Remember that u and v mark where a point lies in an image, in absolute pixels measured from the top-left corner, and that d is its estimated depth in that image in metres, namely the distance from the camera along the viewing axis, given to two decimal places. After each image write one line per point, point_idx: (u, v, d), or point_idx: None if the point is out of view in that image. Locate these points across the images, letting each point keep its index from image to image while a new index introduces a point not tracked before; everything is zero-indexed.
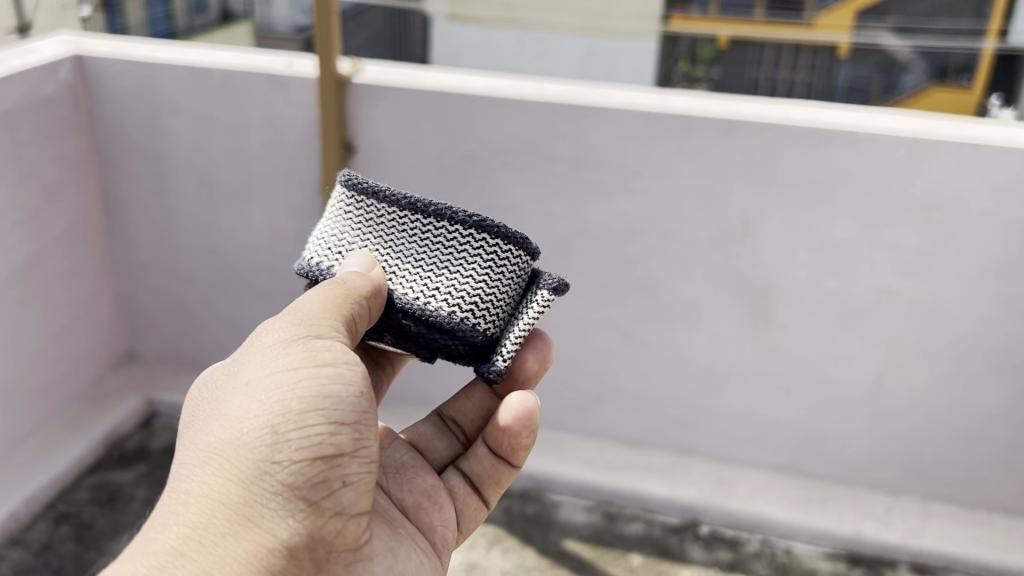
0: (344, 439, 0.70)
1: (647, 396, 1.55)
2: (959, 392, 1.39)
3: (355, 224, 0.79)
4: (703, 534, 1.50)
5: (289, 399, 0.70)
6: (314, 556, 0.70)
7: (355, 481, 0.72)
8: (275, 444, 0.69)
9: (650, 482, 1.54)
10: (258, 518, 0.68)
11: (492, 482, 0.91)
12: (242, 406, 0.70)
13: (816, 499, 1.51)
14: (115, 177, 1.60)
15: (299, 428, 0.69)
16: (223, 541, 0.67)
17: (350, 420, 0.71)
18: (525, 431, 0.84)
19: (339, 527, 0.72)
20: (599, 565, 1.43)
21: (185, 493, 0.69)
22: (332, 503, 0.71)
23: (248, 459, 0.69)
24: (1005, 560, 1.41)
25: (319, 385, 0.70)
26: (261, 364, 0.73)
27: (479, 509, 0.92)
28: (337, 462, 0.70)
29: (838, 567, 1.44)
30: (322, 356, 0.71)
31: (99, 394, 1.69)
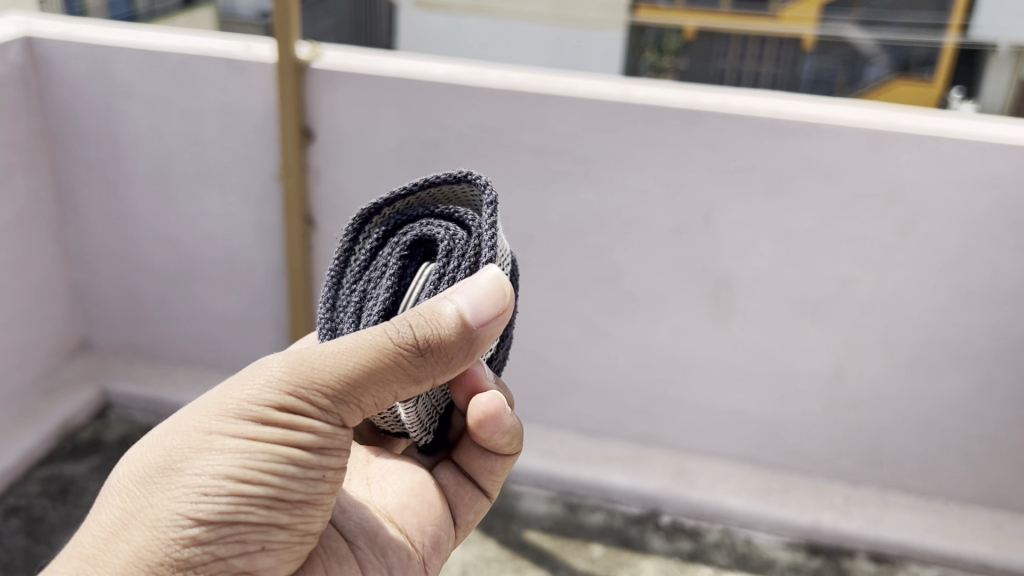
0: (279, 514, 0.64)
1: (610, 386, 1.55)
2: (919, 382, 1.40)
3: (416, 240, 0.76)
4: (664, 524, 1.50)
5: (233, 463, 0.63)
6: None
7: (279, 552, 0.66)
8: (202, 505, 0.62)
9: (612, 471, 1.54)
10: (162, 574, 0.62)
11: (485, 473, 0.84)
12: (186, 453, 0.63)
13: (776, 489, 1.52)
14: (68, 162, 1.57)
15: (231, 494, 0.62)
16: None
17: (291, 495, 0.65)
18: (501, 431, 0.78)
19: None
20: (560, 555, 1.42)
21: (102, 528, 0.63)
22: (247, 570, 0.64)
23: (170, 510, 0.62)
24: (960, 550, 1.42)
25: (272, 456, 0.64)
26: (223, 406, 0.65)
27: (477, 499, 0.85)
28: (262, 533, 0.64)
29: (798, 557, 1.45)
30: (290, 419, 0.64)
31: (52, 385, 1.66)
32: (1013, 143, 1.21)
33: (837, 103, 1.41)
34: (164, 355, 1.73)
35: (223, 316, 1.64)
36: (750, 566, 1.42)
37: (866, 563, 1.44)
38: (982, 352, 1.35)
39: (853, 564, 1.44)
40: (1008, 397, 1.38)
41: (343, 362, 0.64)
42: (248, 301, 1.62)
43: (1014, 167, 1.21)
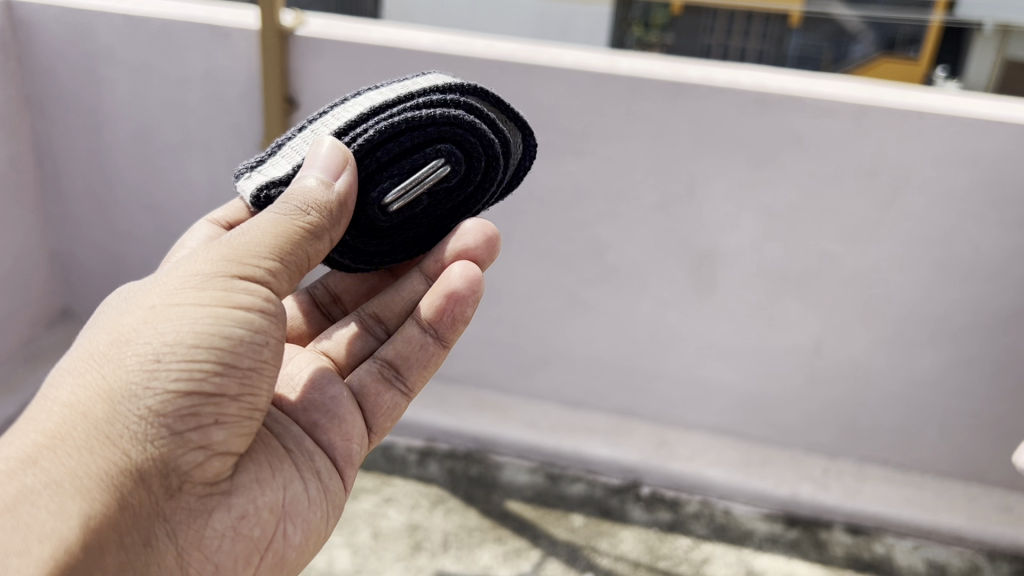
0: (227, 382, 0.70)
1: (592, 359, 1.56)
2: (896, 356, 1.42)
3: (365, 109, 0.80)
4: (644, 495, 1.51)
5: (185, 333, 0.69)
6: (164, 485, 0.68)
7: (230, 421, 0.70)
8: (154, 372, 0.68)
9: (593, 443, 1.55)
10: (116, 438, 0.66)
11: (419, 365, 0.87)
12: (136, 327, 0.70)
13: (755, 461, 1.54)
14: (49, 129, 1.55)
15: (182, 360, 0.68)
16: (78, 454, 0.65)
17: (239, 365, 0.71)
18: (470, 297, 0.84)
19: (197, 461, 0.69)
20: (540, 525, 1.43)
21: (52, 401, 0.68)
22: (199, 437, 0.69)
23: (125, 376, 0.67)
24: (935, 522, 1.44)
25: (222, 325, 0.70)
26: (169, 291, 0.72)
27: (397, 404, 0.87)
28: (214, 399, 0.69)
29: (775, 528, 1.46)
30: (235, 299, 0.71)
31: (34, 353, 1.65)
32: (1000, 120, 1.20)
33: (822, 77, 1.41)
34: None
35: None
36: (728, 536, 1.44)
37: (843, 534, 1.46)
38: (959, 327, 1.37)
39: (830, 535, 1.45)
40: (986, 371, 1.40)
41: (262, 249, 0.73)
42: None
43: (995, 142, 1.22)
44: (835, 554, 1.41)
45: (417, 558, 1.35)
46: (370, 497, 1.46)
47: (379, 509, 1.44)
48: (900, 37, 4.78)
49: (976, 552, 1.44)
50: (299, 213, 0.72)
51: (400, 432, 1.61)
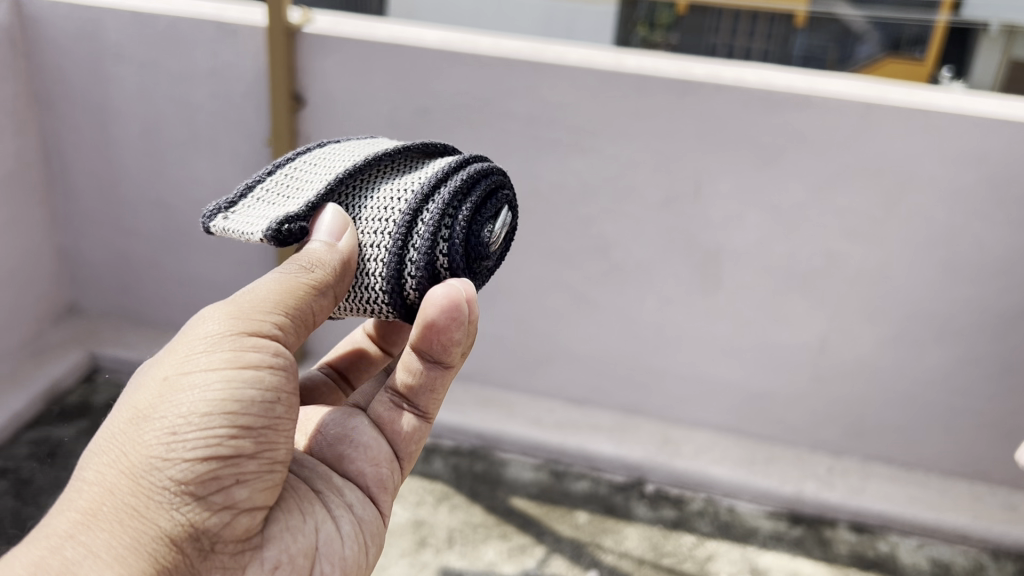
0: (246, 442, 0.57)
1: (596, 356, 1.56)
2: (902, 354, 1.42)
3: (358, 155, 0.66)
4: (648, 492, 1.51)
5: (198, 394, 0.57)
6: (195, 550, 0.57)
7: (253, 477, 0.58)
8: (170, 441, 0.56)
9: (598, 440, 1.55)
10: (145, 506, 0.55)
11: (405, 439, 0.75)
12: (150, 401, 0.57)
13: (760, 459, 1.54)
14: (57, 126, 1.56)
15: (200, 426, 0.56)
16: (114, 525, 0.55)
17: (257, 424, 0.58)
18: (443, 350, 0.67)
19: (226, 522, 0.57)
20: (545, 521, 1.44)
21: (71, 487, 0.57)
22: (224, 498, 0.57)
23: (140, 447, 0.56)
24: (940, 521, 1.44)
25: (235, 388, 0.57)
26: (176, 362, 0.59)
27: (399, 457, 0.75)
28: (234, 460, 0.57)
29: (779, 526, 1.46)
30: (247, 356, 0.59)
31: (41, 348, 1.65)
32: (1008, 120, 1.20)
33: (829, 76, 1.41)
34: (152, 319, 1.73)
35: (212, 281, 1.64)
36: (732, 534, 1.44)
37: (847, 532, 1.46)
38: (965, 326, 1.37)
39: (834, 533, 1.45)
40: (990, 370, 1.40)
41: (266, 304, 0.61)
42: (237, 265, 1.62)
43: (1001, 141, 1.22)
44: (839, 552, 1.41)
45: (421, 554, 1.35)
46: None
47: None
48: (905, 37, 4.77)
49: (980, 551, 1.44)
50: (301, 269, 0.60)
51: None
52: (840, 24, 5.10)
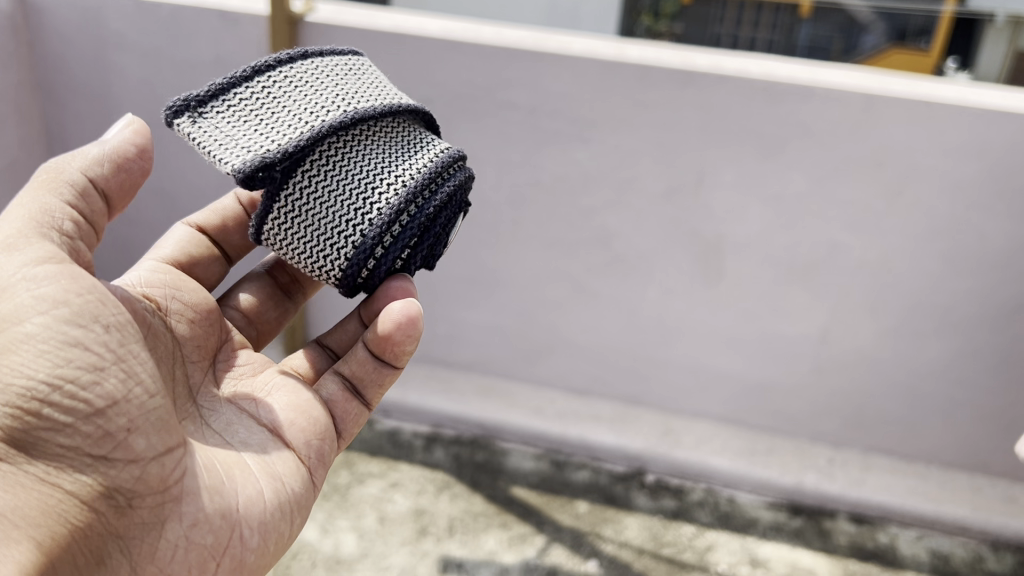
0: (113, 385, 0.69)
1: (598, 346, 1.56)
2: (902, 346, 1.42)
3: (330, 98, 0.80)
4: (648, 483, 1.52)
5: (39, 355, 0.68)
6: (111, 503, 0.71)
7: (142, 424, 0.71)
8: (39, 409, 0.68)
9: (599, 431, 1.56)
10: (45, 476, 0.69)
11: (375, 384, 0.90)
12: (6, 355, 0.68)
13: (760, 450, 1.54)
14: (60, 114, 1.56)
15: (63, 390, 0.68)
16: (14, 500, 0.68)
17: (106, 364, 0.70)
18: (408, 339, 0.82)
19: (135, 474, 0.71)
20: (546, 511, 1.44)
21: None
22: (123, 452, 0.70)
23: (10, 425, 0.68)
24: (939, 512, 1.44)
25: (62, 331, 0.69)
26: (2, 322, 0.69)
27: (360, 412, 0.91)
28: (109, 412, 0.69)
29: (779, 516, 1.46)
30: (60, 293, 0.70)
31: None
32: (1008, 111, 1.20)
33: (830, 67, 1.41)
34: None
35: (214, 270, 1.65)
36: (732, 524, 1.44)
37: (846, 523, 1.46)
38: (966, 318, 1.37)
39: (834, 524, 1.46)
40: (991, 363, 1.40)
41: (48, 216, 0.75)
42: None
43: (1003, 133, 1.22)
44: (838, 543, 1.42)
45: (422, 543, 1.36)
46: (376, 482, 1.47)
47: (385, 493, 1.45)
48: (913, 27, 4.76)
49: (980, 542, 1.44)
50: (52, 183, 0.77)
51: (407, 419, 1.61)
52: (846, 14, 5.10)
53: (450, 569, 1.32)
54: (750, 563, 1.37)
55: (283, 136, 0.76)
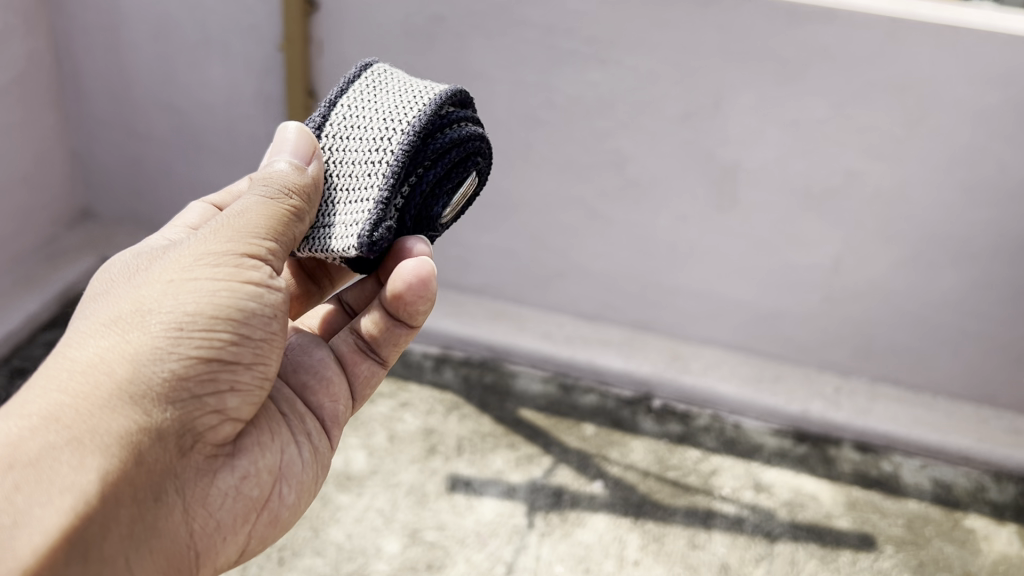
0: (242, 352, 0.69)
1: (609, 271, 1.56)
2: (915, 277, 1.41)
3: (381, 118, 0.78)
4: (655, 408, 1.53)
5: (204, 304, 0.68)
6: (179, 444, 0.66)
7: (245, 387, 0.70)
8: (175, 344, 0.66)
9: (608, 355, 1.56)
10: (139, 400, 0.64)
11: (389, 344, 0.84)
12: (156, 298, 0.68)
13: (768, 377, 1.55)
14: (67, 27, 1.54)
15: (203, 332, 0.67)
16: (99, 411, 0.63)
17: (252, 335, 0.70)
18: (420, 300, 0.78)
19: (213, 424, 0.68)
20: (553, 433, 1.46)
21: (72, 361, 0.66)
22: (216, 402, 0.68)
23: (147, 343, 0.66)
24: (944, 443, 1.45)
25: (237, 299, 0.69)
26: (181, 268, 0.70)
27: (374, 374, 0.86)
28: (228, 365, 0.68)
29: (785, 443, 1.47)
30: (247, 274, 0.70)
31: (55, 251, 1.67)
32: None
33: None
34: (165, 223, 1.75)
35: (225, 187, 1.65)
36: (737, 450, 1.45)
37: (851, 451, 1.47)
38: (983, 251, 1.36)
39: (839, 452, 1.47)
40: (1005, 296, 1.39)
41: (264, 224, 0.73)
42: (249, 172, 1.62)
43: None
44: (843, 471, 1.43)
45: (430, 462, 1.38)
46: (386, 402, 1.48)
47: (394, 413, 1.46)
48: None
49: (983, 473, 1.46)
50: (282, 197, 0.74)
51: (416, 340, 1.62)
52: None
53: (458, 487, 1.34)
54: (754, 488, 1.38)
55: (372, 188, 0.75)
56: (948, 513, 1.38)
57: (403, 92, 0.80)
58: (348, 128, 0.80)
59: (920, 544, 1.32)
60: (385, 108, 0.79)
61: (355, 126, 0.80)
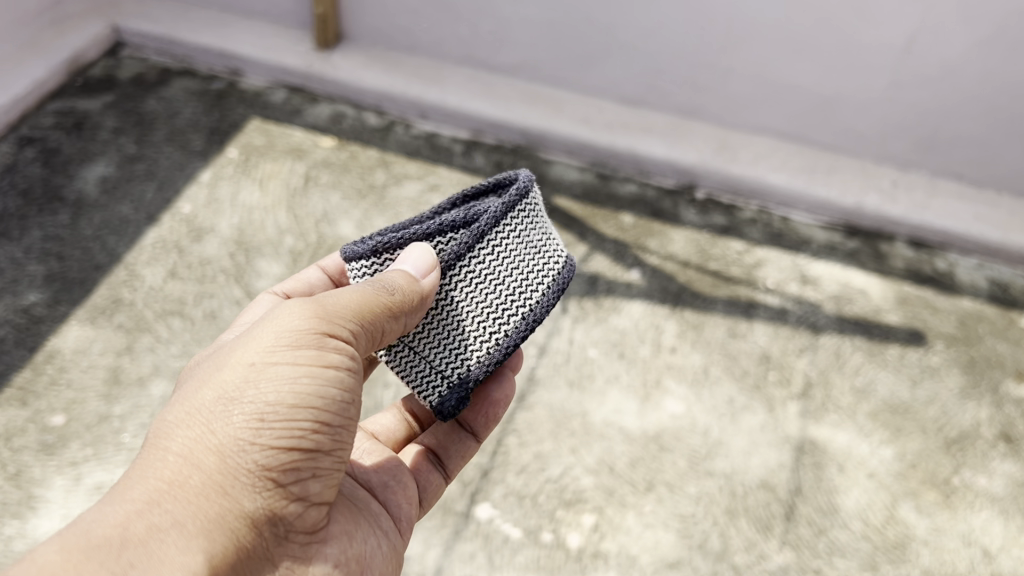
0: (326, 437, 0.60)
1: (655, 51, 1.44)
2: (996, 59, 1.28)
3: (509, 287, 0.73)
4: (698, 200, 1.44)
5: (284, 391, 0.58)
6: (269, 538, 0.58)
7: (329, 472, 0.61)
8: (259, 437, 0.57)
9: (650, 143, 1.47)
10: (229, 493, 0.56)
11: (458, 456, 0.84)
12: (236, 386, 0.58)
13: (820, 170, 1.45)
14: None
15: (290, 420, 0.57)
16: (189, 506, 0.55)
17: (336, 421, 0.60)
18: (504, 401, 0.83)
19: (301, 511, 0.60)
20: (589, 221, 1.38)
21: (159, 453, 0.57)
22: (303, 489, 0.59)
23: (231, 432, 0.57)
24: (1005, 240, 1.37)
25: (322, 386, 0.59)
26: (258, 348, 0.60)
27: (440, 488, 0.83)
28: (317, 454, 0.59)
29: (834, 238, 1.40)
30: (330, 357, 0.60)
31: (60, 16, 1.58)
32: None
33: None
34: None
35: None
36: (783, 243, 1.38)
37: (904, 248, 1.40)
38: None
39: (891, 248, 1.39)
40: None
41: (348, 308, 0.62)
42: None
43: None
44: (894, 267, 1.36)
45: None
46: (414, 184, 1.39)
47: (423, 195, 1.37)
48: None
49: None
50: None
51: (444, 123, 1.52)
52: None
53: None
54: (800, 282, 1.31)
55: (472, 354, 0.73)
56: (1004, 312, 1.31)
57: (542, 259, 0.76)
58: (480, 271, 0.73)
59: (972, 342, 1.26)
60: (521, 272, 0.74)
61: (478, 283, 0.73)
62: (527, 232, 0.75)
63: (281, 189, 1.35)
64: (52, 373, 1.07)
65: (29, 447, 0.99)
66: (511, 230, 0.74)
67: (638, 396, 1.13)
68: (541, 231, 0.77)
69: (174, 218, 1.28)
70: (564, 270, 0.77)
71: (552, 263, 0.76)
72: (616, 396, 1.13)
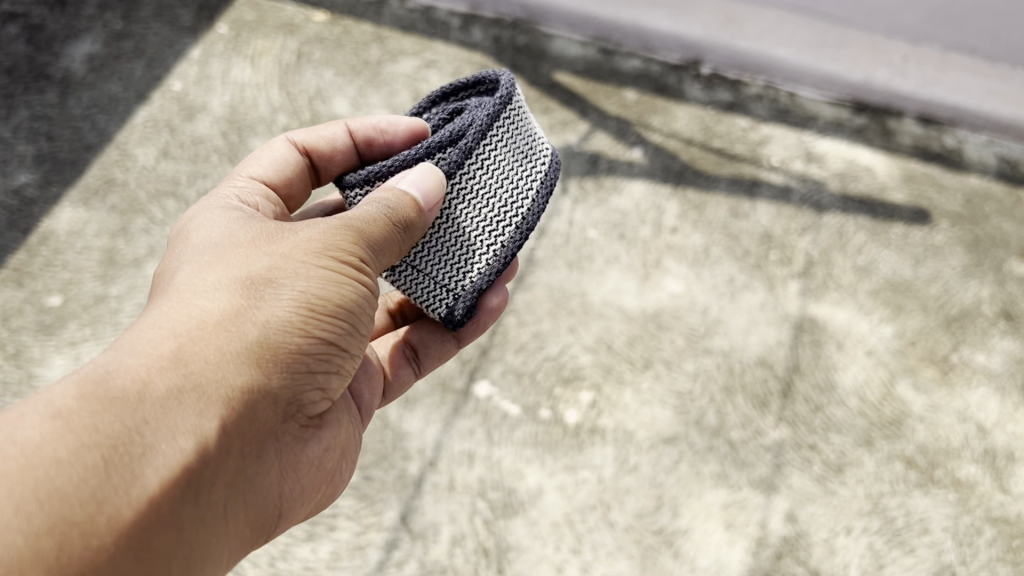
0: (347, 333, 0.63)
1: None
2: None
3: (504, 195, 0.76)
4: (704, 75, 1.40)
5: (325, 284, 0.61)
6: (284, 413, 0.60)
7: (341, 365, 0.64)
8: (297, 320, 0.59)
9: (655, 16, 1.42)
10: (265, 364, 0.57)
11: (434, 355, 0.85)
12: (279, 272, 0.60)
13: (829, 44, 1.40)
14: None
15: (325, 310, 0.60)
16: (227, 366, 0.56)
17: (355, 323, 0.64)
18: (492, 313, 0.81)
19: (313, 395, 0.62)
20: (591, 99, 1.34)
21: (194, 312, 0.58)
22: (319, 377, 0.62)
23: (272, 310, 0.59)
24: (1017, 117, 1.34)
25: (356, 290, 0.62)
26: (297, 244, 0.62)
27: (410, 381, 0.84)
28: (337, 347, 0.62)
29: (842, 114, 1.37)
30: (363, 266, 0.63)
31: None
32: None
33: None
34: None
35: None
36: (790, 120, 1.34)
37: (912, 124, 1.37)
38: None
39: (899, 125, 1.36)
40: None
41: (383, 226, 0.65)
42: None
43: None
44: (902, 144, 1.33)
45: None
46: (411, 60, 1.35)
47: (420, 72, 1.34)
48: None
49: None
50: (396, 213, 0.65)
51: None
52: None
53: None
54: (805, 159, 1.29)
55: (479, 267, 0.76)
56: (1012, 190, 1.28)
57: (529, 160, 0.78)
58: (474, 185, 0.74)
59: (978, 220, 1.24)
60: (512, 178, 0.76)
61: (478, 192, 0.75)
62: (514, 137, 0.76)
63: (273, 65, 1.31)
64: (47, 254, 1.07)
65: (27, 328, 1.00)
66: (499, 138, 0.75)
67: (637, 275, 1.12)
68: (528, 132, 0.78)
69: (165, 96, 1.25)
70: (551, 161, 0.80)
71: (540, 161, 0.79)
72: (616, 275, 1.12)
